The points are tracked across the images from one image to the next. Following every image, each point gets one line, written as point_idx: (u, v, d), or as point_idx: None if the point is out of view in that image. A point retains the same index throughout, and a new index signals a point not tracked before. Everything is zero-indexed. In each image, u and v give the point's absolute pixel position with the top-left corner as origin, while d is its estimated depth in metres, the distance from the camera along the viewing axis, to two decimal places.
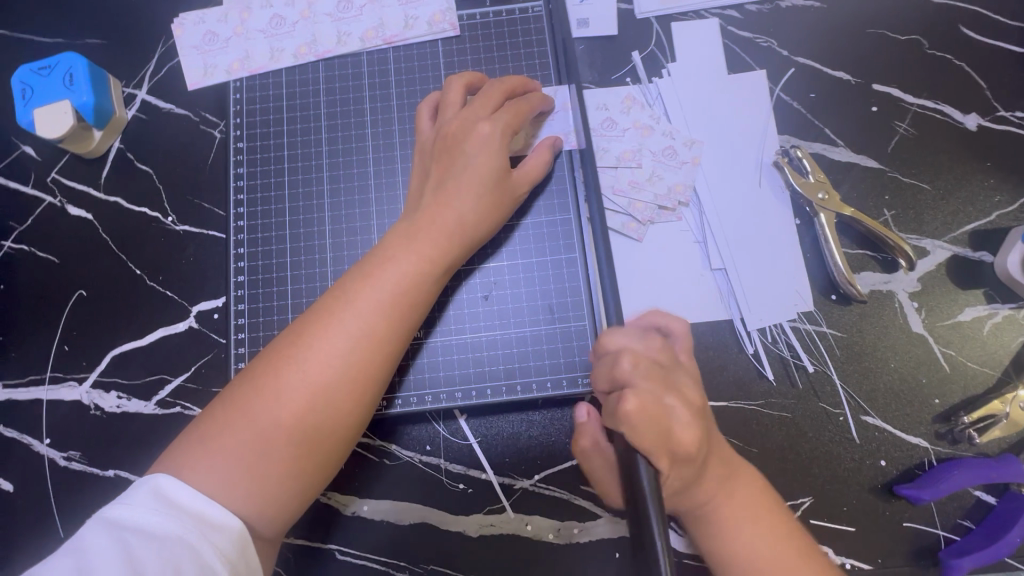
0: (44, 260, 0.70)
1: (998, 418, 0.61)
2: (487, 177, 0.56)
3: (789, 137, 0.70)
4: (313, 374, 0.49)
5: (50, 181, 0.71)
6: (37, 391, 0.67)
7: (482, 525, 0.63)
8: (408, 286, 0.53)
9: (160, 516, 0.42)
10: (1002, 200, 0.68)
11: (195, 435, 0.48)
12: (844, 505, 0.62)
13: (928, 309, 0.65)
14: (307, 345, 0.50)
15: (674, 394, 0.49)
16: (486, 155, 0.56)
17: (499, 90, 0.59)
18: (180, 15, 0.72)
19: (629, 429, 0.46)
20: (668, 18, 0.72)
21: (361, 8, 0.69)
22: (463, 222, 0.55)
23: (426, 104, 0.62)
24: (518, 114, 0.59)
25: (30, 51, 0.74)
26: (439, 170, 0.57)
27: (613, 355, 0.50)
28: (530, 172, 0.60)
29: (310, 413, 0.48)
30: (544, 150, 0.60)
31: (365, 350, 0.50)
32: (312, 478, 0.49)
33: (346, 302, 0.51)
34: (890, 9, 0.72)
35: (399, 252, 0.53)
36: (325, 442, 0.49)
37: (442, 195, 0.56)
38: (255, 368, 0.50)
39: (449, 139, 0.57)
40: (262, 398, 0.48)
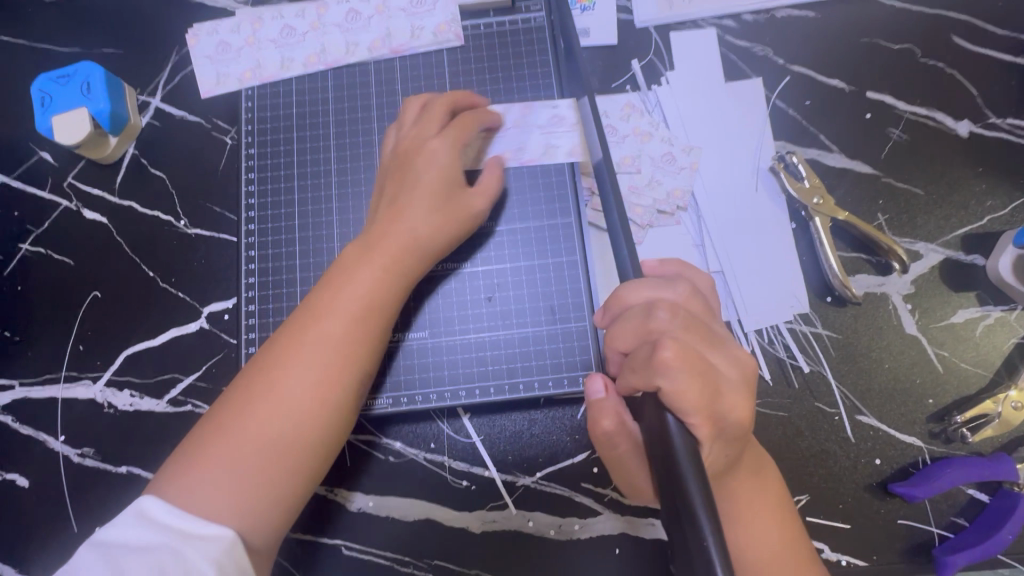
0: (61, 262, 0.72)
1: (989, 417, 0.63)
2: (439, 190, 0.58)
3: (786, 143, 0.71)
4: (288, 385, 0.51)
5: (67, 186, 0.74)
6: (52, 390, 0.69)
7: (484, 522, 0.64)
8: (371, 295, 0.55)
9: (144, 532, 0.45)
10: (994, 205, 0.69)
11: (180, 461, 0.50)
12: (840, 502, 0.63)
13: (922, 311, 0.67)
14: (277, 358, 0.52)
15: (715, 350, 0.47)
16: (434, 170, 0.58)
17: (443, 105, 0.62)
18: (193, 26, 0.74)
19: (669, 380, 0.44)
20: (667, 28, 0.74)
21: (369, 19, 0.71)
22: (418, 233, 0.57)
23: (390, 125, 0.65)
24: (465, 127, 0.61)
25: (48, 60, 0.76)
26: (393, 186, 0.59)
27: (645, 305, 0.48)
28: (486, 191, 0.61)
29: (292, 422, 0.50)
30: (493, 168, 0.62)
31: (333, 355, 0.52)
32: (302, 482, 0.51)
33: (313, 313, 0.54)
34: (882, 19, 0.74)
35: (359, 266, 0.56)
36: (310, 446, 0.51)
37: (396, 208, 0.58)
38: (233, 385, 0.52)
39: (403, 155, 0.60)
40: (241, 414, 0.50)
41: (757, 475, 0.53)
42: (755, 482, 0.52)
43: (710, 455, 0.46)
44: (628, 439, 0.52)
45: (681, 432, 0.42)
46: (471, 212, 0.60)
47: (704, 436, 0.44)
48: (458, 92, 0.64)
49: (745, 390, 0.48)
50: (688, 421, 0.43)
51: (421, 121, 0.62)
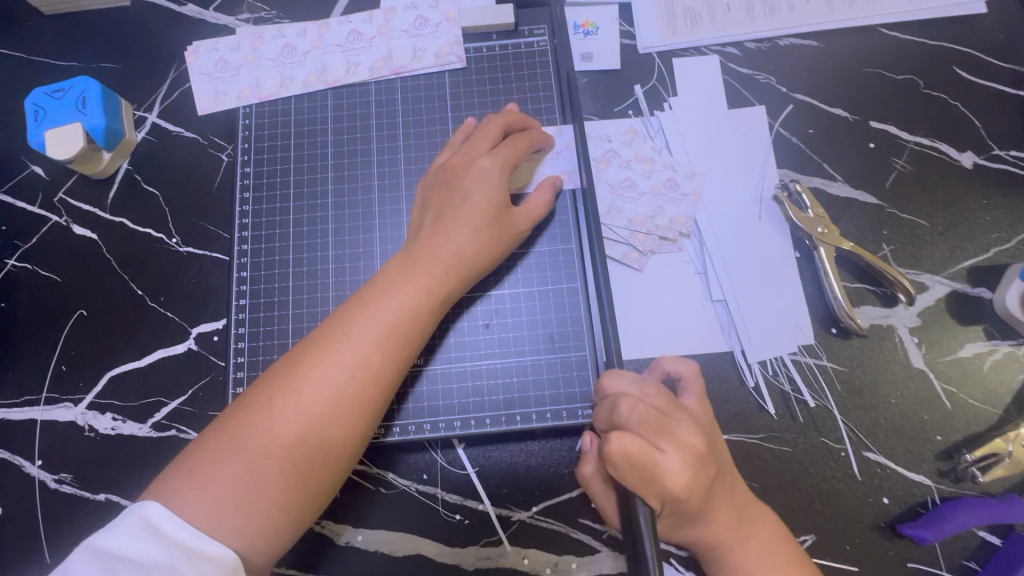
0: (47, 279, 0.70)
1: (1000, 456, 0.61)
2: (487, 210, 0.57)
3: (789, 171, 0.71)
4: (308, 402, 0.49)
5: (57, 201, 0.72)
6: (31, 411, 0.67)
7: (478, 558, 0.62)
8: (406, 317, 0.53)
9: (148, 546, 0.42)
10: (999, 238, 0.68)
11: (190, 463, 0.48)
12: (848, 543, 0.61)
13: (928, 344, 0.65)
14: (303, 372, 0.50)
15: (669, 442, 0.48)
16: (484, 190, 0.57)
17: (498, 123, 0.60)
18: (193, 43, 0.74)
19: (620, 473, 0.46)
20: (670, 54, 0.74)
21: (370, 40, 0.71)
22: (460, 254, 0.56)
23: (459, 135, 0.64)
24: (518, 148, 0.59)
25: (45, 74, 0.76)
26: (439, 203, 0.58)
27: (613, 399, 0.51)
28: (532, 213, 0.60)
29: (304, 442, 0.48)
30: (546, 188, 0.61)
31: (360, 379, 0.50)
32: (304, 508, 0.49)
33: (345, 331, 0.52)
34: (885, 50, 0.74)
35: (398, 283, 0.54)
36: (318, 471, 0.49)
37: (440, 226, 0.57)
38: (252, 397, 0.50)
39: (450, 173, 0.58)
40: (257, 425, 0.48)
41: (743, 524, 0.53)
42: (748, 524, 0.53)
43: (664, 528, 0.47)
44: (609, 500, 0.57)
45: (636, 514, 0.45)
46: (512, 234, 0.59)
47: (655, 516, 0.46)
48: (513, 111, 0.63)
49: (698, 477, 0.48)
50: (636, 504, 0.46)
51: (473, 138, 0.60)
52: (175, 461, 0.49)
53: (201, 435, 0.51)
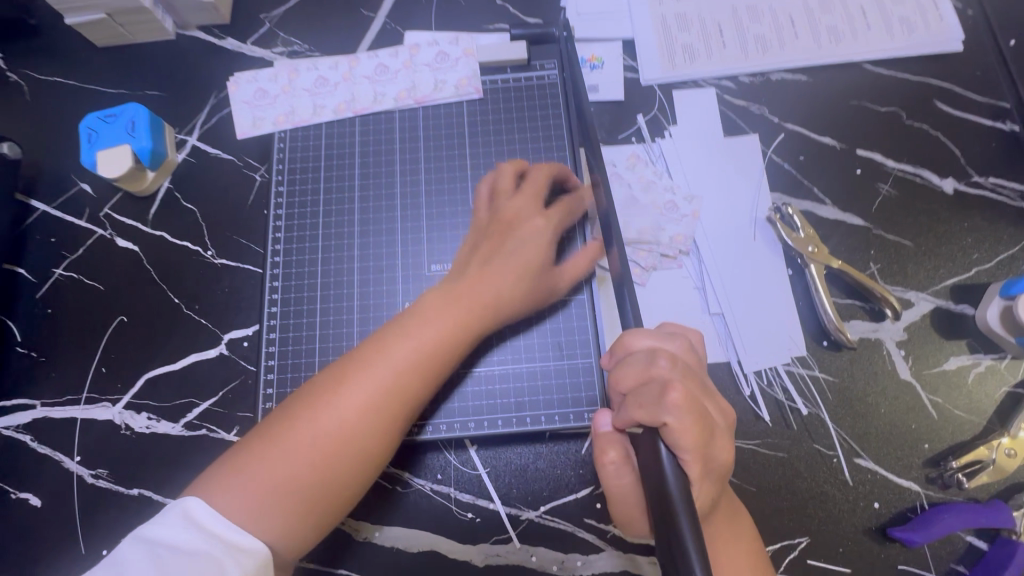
0: (91, 287, 0.76)
1: (984, 463, 0.64)
2: (532, 265, 0.62)
3: (781, 195, 0.76)
4: (334, 428, 0.52)
5: (103, 216, 0.78)
6: (72, 410, 0.71)
7: (488, 555, 0.65)
8: (439, 346, 0.56)
9: (191, 536, 0.47)
10: (980, 258, 0.73)
11: (219, 471, 0.51)
12: (840, 545, 0.64)
13: (914, 357, 0.69)
14: (333, 398, 0.53)
15: (710, 399, 0.49)
16: (534, 245, 0.62)
17: (545, 177, 0.67)
18: (235, 74, 0.81)
19: (676, 419, 0.45)
20: (670, 86, 0.80)
21: (396, 72, 0.77)
22: (499, 299, 0.60)
23: (483, 184, 0.68)
24: (565, 211, 0.67)
25: (96, 100, 0.83)
26: (487, 249, 0.62)
27: (647, 353, 0.50)
28: (569, 272, 0.65)
29: (327, 464, 0.52)
30: (591, 251, 0.66)
31: (385, 409, 0.53)
32: (323, 523, 0.52)
33: (382, 355, 0.55)
34: (869, 84, 0.80)
35: (437, 311, 0.57)
36: (347, 481, 0.53)
37: (486, 268, 0.60)
38: (290, 409, 0.53)
39: (505, 223, 0.63)
40: (287, 446, 0.51)
41: (736, 516, 0.54)
42: (729, 522, 0.53)
43: (698, 497, 0.46)
44: (631, 472, 0.52)
45: (674, 469, 0.44)
46: (546, 288, 0.64)
47: (695, 476, 0.45)
48: (555, 166, 0.69)
49: (729, 437, 0.49)
50: (682, 457, 0.44)
51: (521, 190, 0.66)
52: (215, 460, 0.53)
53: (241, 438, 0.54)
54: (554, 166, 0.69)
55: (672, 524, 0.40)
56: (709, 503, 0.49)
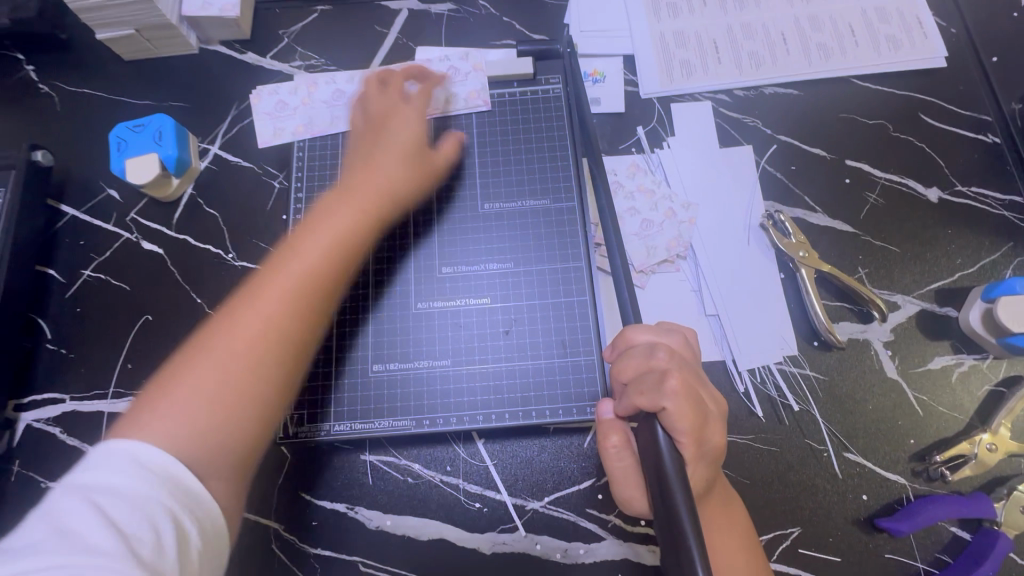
0: (118, 288, 0.80)
1: (967, 458, 0.68)
2: (412, 150, 0.73)
3: (774, 202, 0.80)
4: (256, 316, 0.56)
5: (129, 220, 0.82)
6: (99, 404, 0.75)
7: (495, 543, 0.68)
8: (341, 233, 0.63)
9: (123, 478, 0.44)
10: (963, 263, 0.77)
11: (151, 394, 0.52)
12: (830, 535, 0.67)
13: (901, 357, 0.73)
14: (252, 293, 0.58)
15: (706, 389, 0.53)
16: (408, 131, 0.73)
17: (401, 76, 0.78)
18: (258, 87, 0.86)
19: (673, 403, 0.48)
20: (668, 99, 0.85)
21: (410, 86, 0.81)
22: (391, 183, 0.70)
23: (358, 95, 0.78)
24: (427, 97, 0.78)
25: (124, 111, 0.87)
26: (369, 142, 0.73)
27: (646, 347, 0.54)
28: (443, 158, 0.77)
29: (256, 349, 0.55)
30: (452, 139, 0.78)
31: (302, 289, 0.59)
32: (264, 408, 0.55)
33: (286, 253, 0.61)
34: (857, 98, 0.84)
35: (324, 214, 0.65)
36: (280, 363, 0.56)
37: (370, 163, 0.70)
38: (212, 323, 0.57)
39: (379, 120, 0.74)
40: (214, 346, 0.54)
41: (730, 504, 0.57)
42: (724, 510, 0.56)
43: (693, 479, 0.49)
44: (631, 455, 0.57)
45: (671, 448, 0.47)
46: (430, 175, 0.75)
47: (690, 458, 0.48)
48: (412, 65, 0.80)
49: (722, 425, 0.53)
50: (679, 440, 0.48)
51: (391, 91, 0.77)
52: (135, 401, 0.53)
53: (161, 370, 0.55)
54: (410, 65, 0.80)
55: (671, 504, 0.43)
56: (704, 485, 0.52)
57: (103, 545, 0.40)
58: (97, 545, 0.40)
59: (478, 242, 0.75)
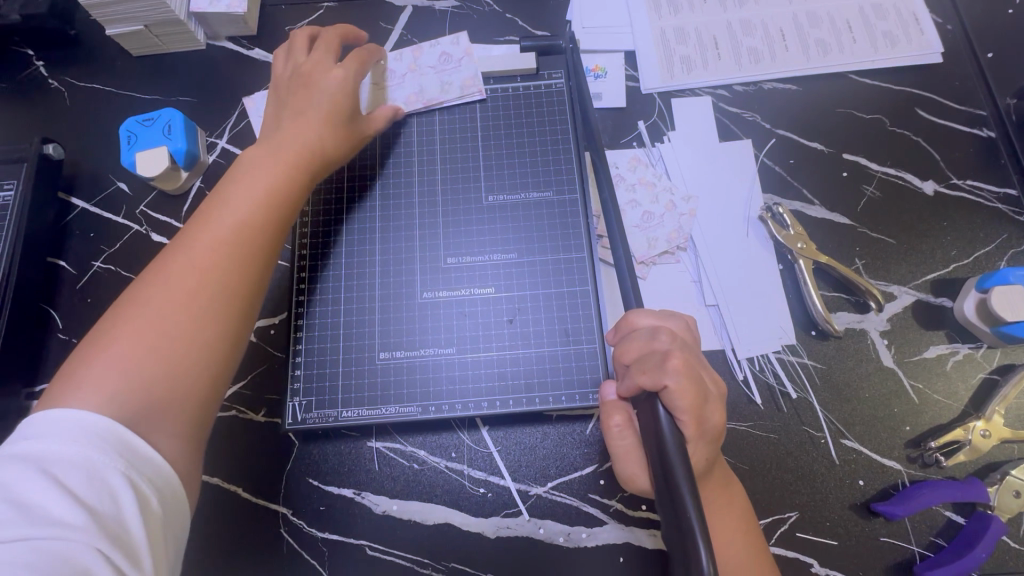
0: (128, 278, 0.81)
1: (961, 443, 0.69)
2: (345, 107, 0.71)
3: (773, 195, 0.81)
4: (191, 267, 0.56)
5: (139, 213, 0.84)
6: None
7: (499, 527, 0.70)
8: (275, 185, 0.63)
9: (72, 448, 0.45)
10: (958, 254, 0.78)
11: (83, 354, 0.52)
12: (826, 519, 0.69)
13: (897, 346, 0.74)
14: (186, 246, 0.58)
15: (706, 371, 0.55)
16: (341, 87, 0.71)
17: (336, 40, 0.76)
18: (251, 94, 0.88)
19: (675, 381, 0.50)
20: (669, 94, 0.86)
21: (404, 77, 0.83)
22: (323, 138, 0.68)
23: (281, 52, 0.76)
24: (360, 61, 0.74)
25: (133, 105, 0.89)
26: (298, 100, 0.70)
27: (648, 330, 0.55)
28: (374, 123, 0.75)
29: (194, 297, 0.55)
30: (387, 110, 0.77)
31: (231, 245, 0.58)
32: (213, 359, 0.55)
33: (219, 205, 0.61)
34: (854, 93, 0.86)
35: (255, 166, 0.64)
36: (223, 313, 0.56)
37: (299, 119, 0.68)
38: (144, 276, 0.57)
39: (304, 77, 0.72)
40: (149, 298, 0.54)
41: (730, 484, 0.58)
42: (727, 492, 0.57)
43: (693, 457, 0.51)
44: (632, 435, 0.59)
45: (671, 426, 0.48)
46: (360, 136, 0.73)
47: (691, 437, 0.50)
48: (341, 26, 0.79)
49: (722, 406, 0.54)
50: (680, 418, 0.49)
51: (314, 51, 0.74)
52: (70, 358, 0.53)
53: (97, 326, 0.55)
54: (339, 26, 0.79)
55: (672, 479, 0.45)
56: (705, 464, 0.54)
57: (68, 517, 0.42)
58: (62, 517, 0.42)
59: (482, 233, 0.77)
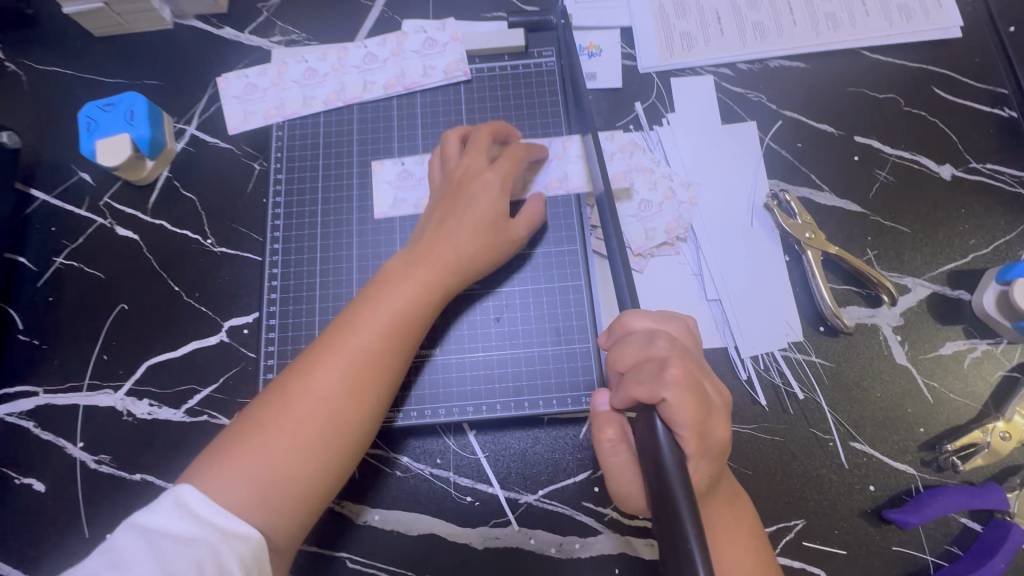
0: (91, 275, 0.76)
1: (979, 446, 0.65)
2: (487, 218, 0.63)
3: (779, 181, 0.76)
4: (318, 393, 0.54)
5: (103, 205, 0.79)
6: (75, 397, 0.72)
7: (487, 538, 0.66)
8: (405, 310, 0.59)
9: (187, 525, 0.47)
10: (977, 243, 0.73)
11: (211, 458, 0.52)
12: (836, 527, 0.65)
13: (911, 342, 0.70)
14: (316, 369, 0.55)
15: (707, 379, 0.50)
16: (487, 200, 0.63)
17: (488, 133, 0.67)
18: (224, 74, 0.81)
19: (675, 393, 0.45)
20: (668, 74, 0.80)
21: (385, 60, 0.77)
22: (459, 253, 0.62)
23: (434, 157, 0.70)
24: (514, 160, 0.65)
25: (95, 89, 0.83)
26: (443, 209, 0.64)
27: (645, 334, 0.51)
28: (528, 221, 0.66)
29: (315, 429, 0.54)
30: (538, 199, 0.67)
31: (358, 376, 0.56)
32: (318, 490, 0.54)
33: (353, 326, 0.57)
34: (866, 71, 0.80)
35: (398, 280, 0.60)
36: (332, 445, 0.54)
37: (443, 228, 0.63)
38: (275, 386, 0.56)
39: (456, 183, 0.65)
40: (274, 421, 0.53)
41: (730, 497, 0.54)
42: (727, 506, 0.53)
43: (695, 474, 0.46)
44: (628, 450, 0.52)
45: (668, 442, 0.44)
46: (507, 242, 0.65)
47: (692, 453, 0.45)
48: (494, 122, 0.69)
49: (726, 416, 0.50)
50: (679, 434, 0.44)
51: (468, 150, 0.66)
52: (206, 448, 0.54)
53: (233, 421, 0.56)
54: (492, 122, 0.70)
55: (669, 500, 0.40)
56: (707, 482, 0.49)
57: None
58: None
59: None
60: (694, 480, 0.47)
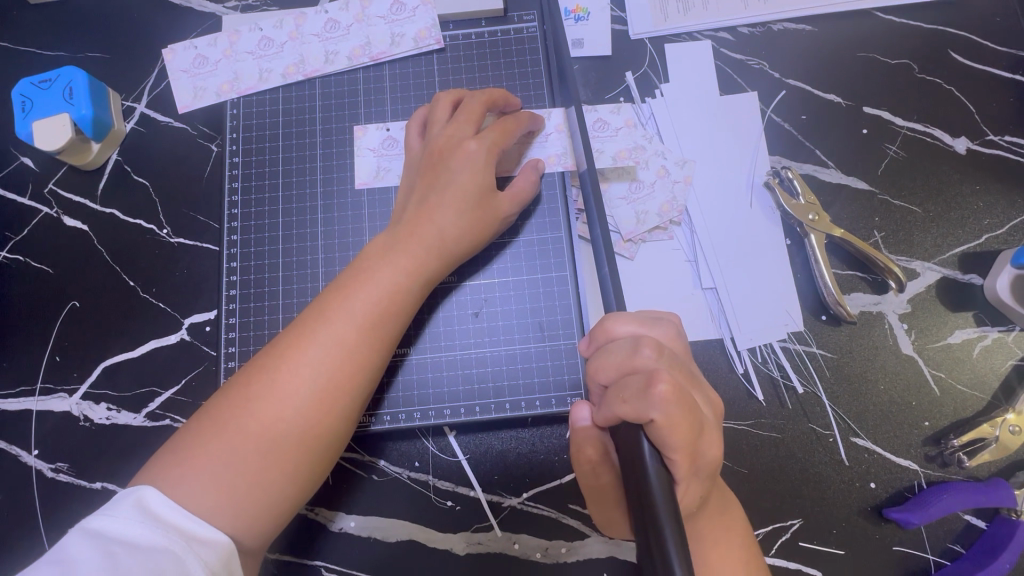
0: (38, 270, 0.70)
1: (987, 441, 0.61)
2: (471, 194, 0.57)
3: (781, 158, 0.70)
4: (287, 393, 0.48)
5: (47, 193, 0.72)
6: (27, 402, 0.67)
7: (469, 543, 0.63)
8: (386, 299, 0.53)
9: (147, 529, 0.41)
10: (991, 223, 0.68)
11: (163, 465, 0.46)
12: (835, 527, 0.62)
13: (918, 331, 0.65)
14: (283, 364, 0.49)
15: (698, 390, 0.46)
16: (469, 172, 0.57)
17: (481, 102, 0.60)
18: (170, 45, 0.73)
19: (663, 413, 0.40)
20: (662, 40, 0.73)
21: (348, 28, 0.70)
22: (444, 236, 0.56)
23: (414, 120, 0.63)
24: (505, 130, 0.59)
25: (32, 63, 0.75)
26: (423, 186, 0.58)
27: (631, 341, 0.46)
28: (516, 196, 0.60)
29: (285, 431, 0.48)
30: (529, 173, 0.61)
31: (334, 373, 0.50)
32: (288, 499, 0.48)
33: (327, 317, 0.51)
34: (879, 34, 0.73)
35: (378, 266, 0.54)
36: (304, 452, 0.48)
37: (425, 207, 0.57)
38: (235, 384, 0.50)
39: (436, 156, 0.58)
40: (237, 423, 0.47)
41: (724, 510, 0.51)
42: (718, 518, 0.50)
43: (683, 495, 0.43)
44: (610, 471, 0.51)
45: (659, 468, 0.40)
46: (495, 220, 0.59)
47: (683, 476, 0.41)
48: (495, 89, 0.62)
49: (717, 431, 0.46)
50: (669, 457, 0.41)
51: (454, 118, 0.59)
52: (157, 453, 0.48)
53: (187, 423, 0.49)
54: (488, 88, 0.62)
55: (653, 528, 0.35)
56: (698, 500, 0.46)
57: None
58: None
59: None
60: (683, 502, 0.44)
